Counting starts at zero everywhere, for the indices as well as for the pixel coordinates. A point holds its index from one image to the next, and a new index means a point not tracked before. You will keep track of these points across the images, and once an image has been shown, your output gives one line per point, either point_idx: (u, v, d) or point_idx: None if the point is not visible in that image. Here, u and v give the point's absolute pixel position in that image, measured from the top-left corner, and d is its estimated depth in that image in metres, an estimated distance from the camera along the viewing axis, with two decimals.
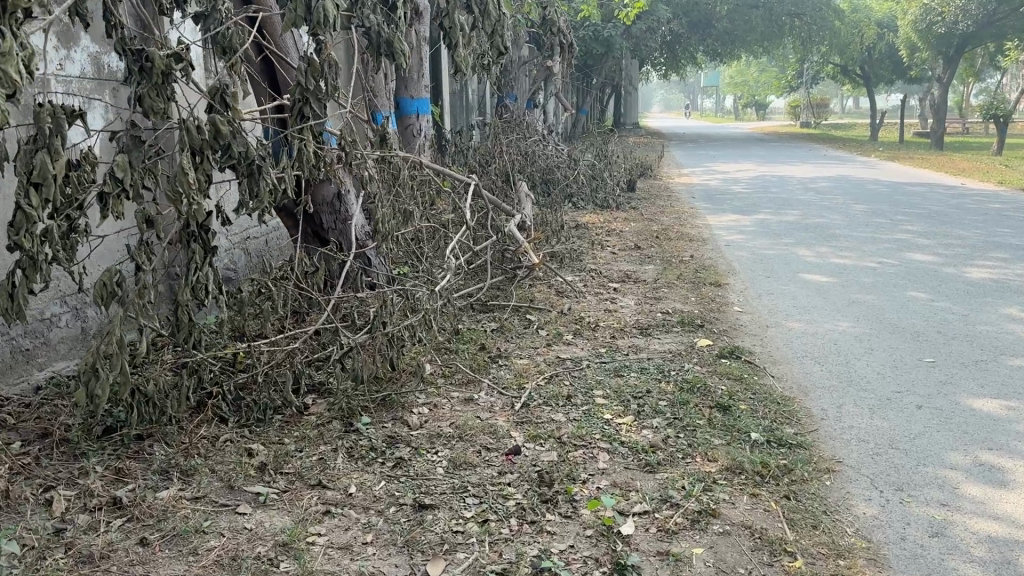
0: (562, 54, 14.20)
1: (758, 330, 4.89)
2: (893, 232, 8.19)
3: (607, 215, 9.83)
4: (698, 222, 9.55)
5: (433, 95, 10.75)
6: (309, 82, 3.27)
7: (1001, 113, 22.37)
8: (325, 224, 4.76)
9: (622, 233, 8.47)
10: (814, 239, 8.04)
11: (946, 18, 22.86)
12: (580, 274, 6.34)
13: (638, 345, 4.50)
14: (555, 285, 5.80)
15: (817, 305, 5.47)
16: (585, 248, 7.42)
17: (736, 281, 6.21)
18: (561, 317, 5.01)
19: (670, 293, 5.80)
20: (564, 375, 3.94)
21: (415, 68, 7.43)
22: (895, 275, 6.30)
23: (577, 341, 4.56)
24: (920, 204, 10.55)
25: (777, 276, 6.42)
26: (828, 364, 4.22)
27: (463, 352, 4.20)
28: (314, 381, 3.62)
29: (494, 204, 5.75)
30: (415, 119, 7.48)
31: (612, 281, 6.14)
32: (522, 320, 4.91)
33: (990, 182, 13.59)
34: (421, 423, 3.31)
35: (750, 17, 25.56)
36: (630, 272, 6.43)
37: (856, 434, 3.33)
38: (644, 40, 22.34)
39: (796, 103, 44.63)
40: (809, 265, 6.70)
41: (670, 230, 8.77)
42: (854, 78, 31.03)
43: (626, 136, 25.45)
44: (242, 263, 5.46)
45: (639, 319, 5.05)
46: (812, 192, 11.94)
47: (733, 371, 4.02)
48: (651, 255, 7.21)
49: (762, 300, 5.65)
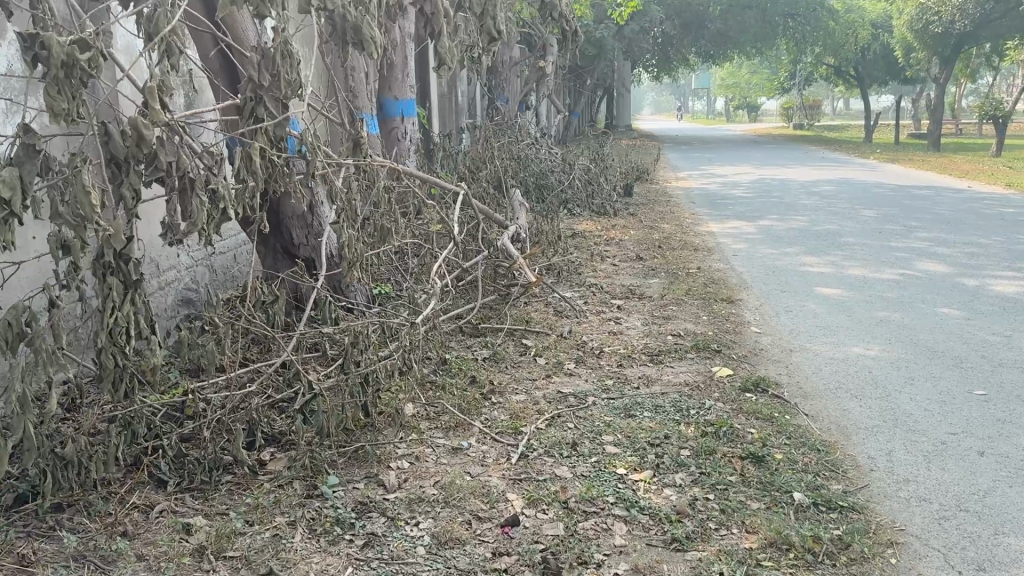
0: (554, 55, 13.71)
1: (781, 355, 4.38)
2: (911, 240, 7.69)
3: (604, 222, 9.32)
4: (700, 229, 9.04)
5: (421, 97, 10.24)
6: (262, 77, 2.80)
7: (1001, 113, 21.92)
8: (296, 240, 4.31)
9: (622, 242, 7.97)
10: (827, 247, 7.54)
11: (943, 18, 22.44)
12: (580, 290, 5.83)
13: (649, 375, 3.99)
14: (553, 303, 5.28)
15: (842, 324, 4.97)
16: (583, 260, 6.90)
17: (750, 297, 5.71)
18: (561, 342, 4.49)
19: (679, 311, 5.28)
20: (568, 415, 3.43)
21: (399, 67, 6.92)
22: (920, 287, 5.80)
23: (580, 371, 4.04)
24: (931, 208, 10.06)
25: (794, 290, 5.92)
26: (866, 399, 3.71)
27: (450, 388, 3.67)
28: (273, 431, 3.09)
29: (485, 214, 5.21)
30: (399, 121, 6.97)
31: (614, 298, 5.62)
32: (517, 346, 4.39)
33: (997, 185, 13.12)
34: (399, 483, 2.78)
35: (743, 17, 25.15)
36: (634, 287, 5.92)
37: (914, 491, 2.82)
38: (637, 41, 21.91)
39: (789, 105, 44.30)
40: (826, 277, 6.20)
41: (672, 239, 8.26)
42: (848, 79, 30.64)
43: (620, 140, 25.03)
44: (205, 281, 4.96)
45: (647, 343, 4.53)
46: (816, 197, 11.45)
47: (762, 409, 3.50)
48: (655, 267, 6.71)
49: (781, 319, 5.14)
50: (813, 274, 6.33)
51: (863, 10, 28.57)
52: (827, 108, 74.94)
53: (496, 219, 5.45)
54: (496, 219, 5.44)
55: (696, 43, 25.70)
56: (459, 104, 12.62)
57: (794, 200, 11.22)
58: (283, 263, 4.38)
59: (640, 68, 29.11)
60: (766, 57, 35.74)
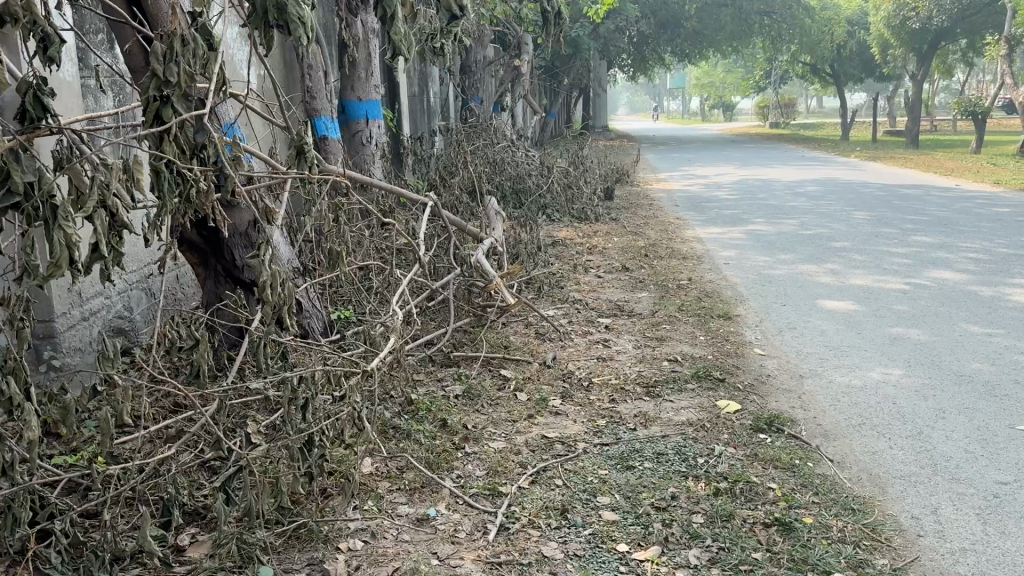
0: (529, 54, 13.21)
1: (791, 383, 3.90)
2: (911, 245, 7.26)
3: (585, 229, 8.82)
4: (686, 234, 8.58)
5: (391, 98, 9.70)
6: (166, 69, 2.18)
7: (980, 110, 21.73)
8: (239, 262, 3.81)
9: (605, 251, 7.49)
10: (823, 253, 7.11)
11: (920, 14, 22.27)
12: (562, 307, 5.33)
13: (646, 412, 3.48)
14: (534, 324, 4.76)
15: (853, 344, 4.50)
16: (565, 272, 6.38)
17: (747, 311, 5.24)
18: (544, 371, 3.97)
19: (672, 331, 4.78)
20: (555, 467, 2.91)
21: (363, 65, 6.39)
22: (930, 298, 5.36)
23: (567, 408, 3.52)
24: (923, 208, 9.69)
25: (794, 302, 5.45)
26: (895, 438, 3.23)
27: (417, 434, 3.13)
28: (196, 505, 2.60)
29: (457, 227, 4.69)
30: (363, 124, 6.42)
31: (601, 316, 5.12)
32: (494, 378, 3.87)
33: (986, 183, 12.76)
34: (350, 573, 2.28)
35: (719, 15, 24.86)
36: (621, 303, 5.42)
37: (974, 564, 2.33)
38: (613, 40, 21.50)
39: (764, 103, 44.22)
40: (828, 288, 5.73)
41: (658, 246, 7.80)
42: (824, 78, 30.51)
43: (598, 141, 24.65)
44: (140, 307, 4.44)
45: (641, 370, 4.04)
46: (803, 197, 11.06)
47: (780, 454, 3.01)
48: (641, 278, 6.24)
49: (785, 338, 4.66)
50: (814, 284, 5.86)
51: (839, 7, 28.37)
52: (801, 107, 75.10)
53: (470, 231, 4.93)
54: (470, 231, 4.92)
55: (672, 41, 25.36)
56: (431, 106, 12.09)
57: (781, 202, 10.79)
58: (226, 283, 3.88)
59: (615, 69, 28.78)
60: (742, 56, 35.53)
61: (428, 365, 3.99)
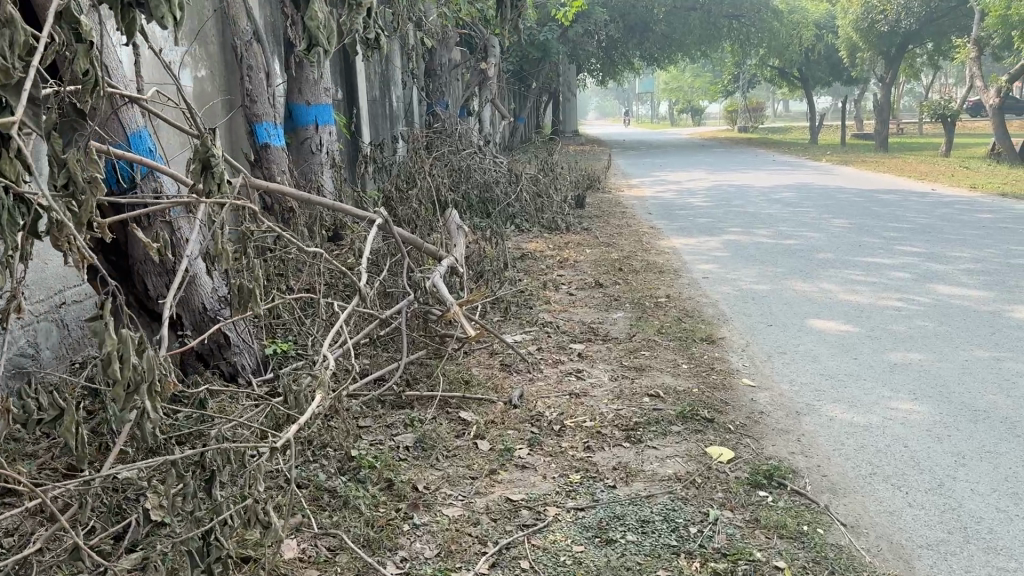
0: (496, 57, 12.75)
1: (787, 423, 3.46)
2: (897, 256, 6.90)
3: (555, 241, 8.35)
4: (661, 244, 8.18)
5: (350, 102, 9.19)
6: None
7: (950, 112, 21.67)
8: (154, 290, 3.34)
9: (576, 264, 7.05)
10: (807, 265, 6.73)
11: (888, 16, 22.21)
12: (531, 332, 4.85)
13: (627, 463, 3.01)
14: (499, 354, 4.28)
15: (851, 372, 4.07)
16: (534, 291, 5.90)
17: (732, 333, 4.82)
18: (510, 413, 3.48)
19: (652, 358, 4.32)
20: (521, 544, 2.44)
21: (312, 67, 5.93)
22: (927, 318, 4.96)
23: (535, 460, 3.04)
24: (903, 215, 9.38)
25: (781, 323, 5.04)
26: (913, 493, 2.80)
27: (355, 502, 2.64)
28: None
29: (413, 245, 4.19)
30: (312, 131, 5.93)
31: (574, 342, 4.66)
32: (451, 422, 3.37)
33: (962, 187, 12.54)
34: None
35: (688, 18, 24.59)
36: (596, 326, 4.97)
37: None
38: (582, 43, 21.11)
39: (733, 107, 44.22)
40: (816, 308, 5.33)
41: (633, 257, 7.38)
42: (793, 82, 30.49)
43: (567, 146, 24.26)
44: (51, 340, 3.90)
45: (620, 409, 3.58)
46: (780, 204, 10.72)
47: (785, 520, 2.56)
48: (616, 295, 5.80)
49: (775, 365, 4.23)
50: (800, 303, 5.46)
51: (807, 10, 28.25)
52: (770, 111, 75.53)
53: (427, 250, 4.46)
54: (427, 250, 4.45)
55: (642, 45, 25.06)
56: (394, 111, 11.56)
57: (757, 209, 10.42)
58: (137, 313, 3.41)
59: (583, 73, 28.45)
60: (712, 60, 35.38)
61: (376, 408, 3.49)
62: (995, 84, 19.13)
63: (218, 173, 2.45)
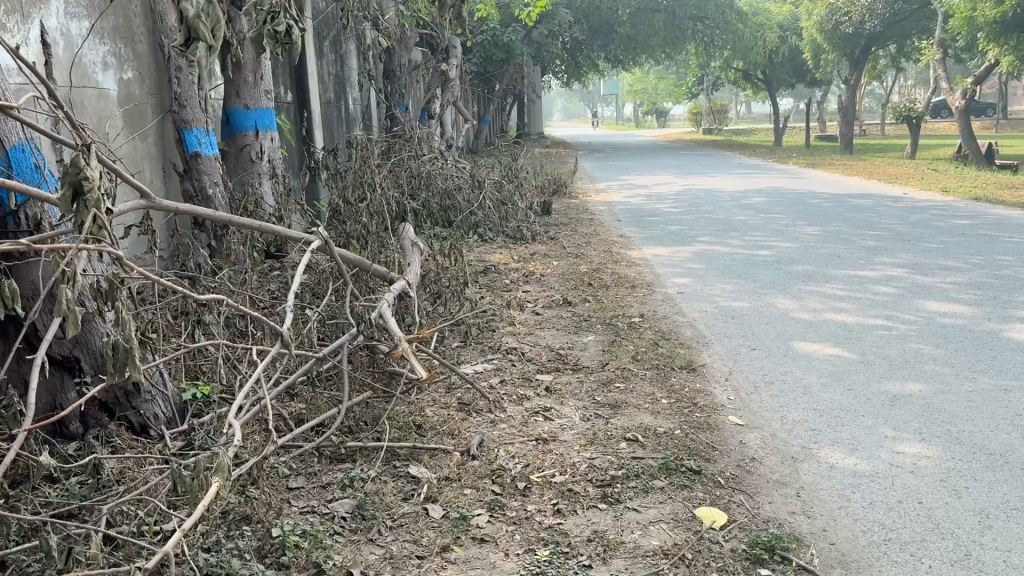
0: (457, 58, 12.28)
1: (784, 472, 3.04)
2: (878, 268, 6.57)
3: (519, 252, 7.90)
4: (632, 255, 7.77)
5: (301, 105, 8.66)
6: None
7: (914, 114, 21.67)
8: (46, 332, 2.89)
9: (543, 279, 6.60)
10: (787, 278, 6.36)
11: (853, 18, 22.17)
12: (493, 362, 4.39)
13: (604, 532, 2.57)
14: (456, 391, 3.80)
15: (847, 407, 3.68)
16: (497, 311, 5.44)
17: (713, 360, 4.40)
18: (467, 467, 3.01)
19: (627, 393, 3.88)
20: None
21: (250, 67, 5.45)
22: (921, 341, 4.60)
23: (496, 531, 2.58)
24: (879, 222, 9.08)
25: (764, 347, 4.64)
26: (940, 568, 2.39)
27: None
28: None
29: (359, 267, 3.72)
30: (251, 137, 5.45)
31: (541, 373, 4.21)
32: (397, 481, 2.89)
33: (934, 191, 12.34)
34: None
35: (653, 20, 24.33)
36: (564, 353, 4.52)
37: None
38: (547, 45, 20.70)
39: (698, 109, 44.16)
40: (801, 329, 4.95)
41: (603, 270, 6.95)
42: (757, 85, 30.45)
43: (533, 149, 23.80)
44: None
45: (593, 458, 3.12)
46: (751, 211, 10.39)
47: None
48: (586, 315, 5.36)
49: (763, 399, 3.82)
50: (783, 323, 5.07)
51: (771, 12, 28.23)
52: (733, 113, 76.11)
53: (376, 272, 3.99)
54: (376, 271, 3.98)
55: (607, 47, 24.73)
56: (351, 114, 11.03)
57: (728, 215, 10.08)
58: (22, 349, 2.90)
59: (548, 75, 28.05)
60: (676, 62, 35.29)
61: (310, 465, 3.01)
62: (960, 86, 19.17)
63: (92, 201, 1.97)
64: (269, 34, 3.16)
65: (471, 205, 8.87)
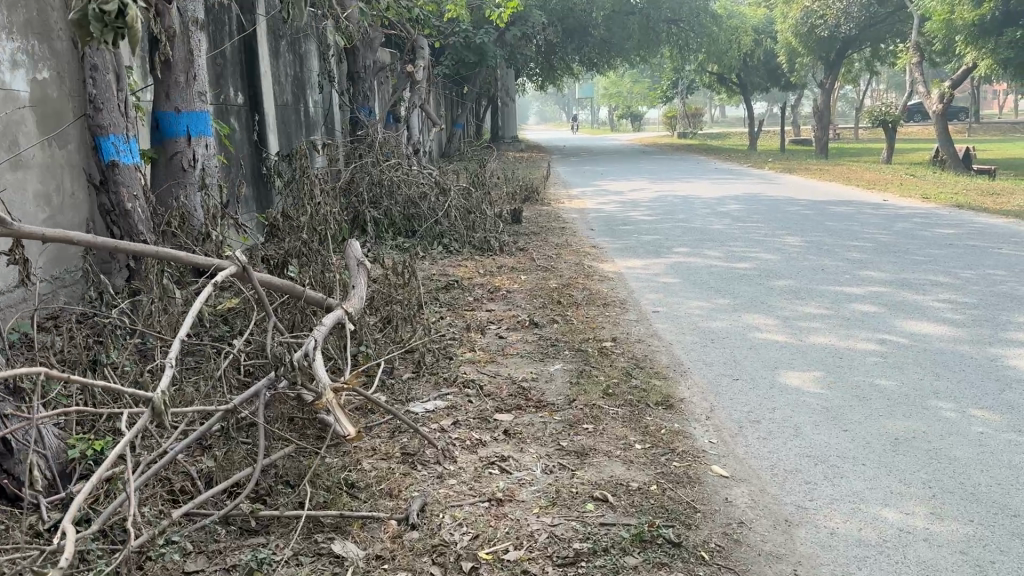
0: (425, 59, 11.78)
1: (780, 541, 2.61)
2: (865, 284, 6.18)
3: (486, 264, 7.43)
4: (605, 268, 7.32)
5: (253, 108, 8.14)
6: None
7: (890, 118, 21.44)
8: None
9: (509, 295, 6.13)
10: (770, 295, 5.94)
11: (828, 21, 21.91)
12: (446, 398, 3.90)
13: None
14: (401, 437, 3.32)
15: (845, 455, 3.26)
16: (456, 335, 4.95)
17: (693, 394, 3.95)
18: (405, 541, 2.54)
19: (597, 436, 3.42)
20: None
21: (182, 66, 4.94)
22: (919, 370, 4.18)
23: None
24: (862, 231, 8.70)
25: (748, 377, 4.21)
26: None
27: None
28: None
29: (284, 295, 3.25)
30: (182, 143, 4.93)
31: (500, 411, 3.72)
32: (319, 562, 2.43)
33: (915, 198, 12.00)
34: None
35: (628, 23, 23.90)
36: (528, 386, 4.04)
37: None
38: (519, 47, 20.20)
39: (673, 113, 43.94)
40: (788, 354, 4.53)
41: (573, 286, 6.48)
42: (731, 88, 30.21)
43: (506, 153, 23.31)
44: None
45: (553, 524, 2.66)
46: (729, 219, 9.98)
47: None
48: (553, 339, 4.90)
49: (750, 444, 3.39)
50: (768, 348, 4.65)
51: (745, 15, 28.02)
52: (708, 117, 76.32)
53: (310, 299, 3.50)
54: (309, 298, 3.49)
55: (581, 50, 24.32)
56: (311, 117, 10.48)
57: (705, 223, 9.68)
58: None
59: (522, 78, 27.61)
60: (651, 66, 35.02)
61: (214, 539, 2.54)
62: (937, 90, 19.03)
63: None
64: (92, 15, 1.83)
65: (435, 213, 8.38)
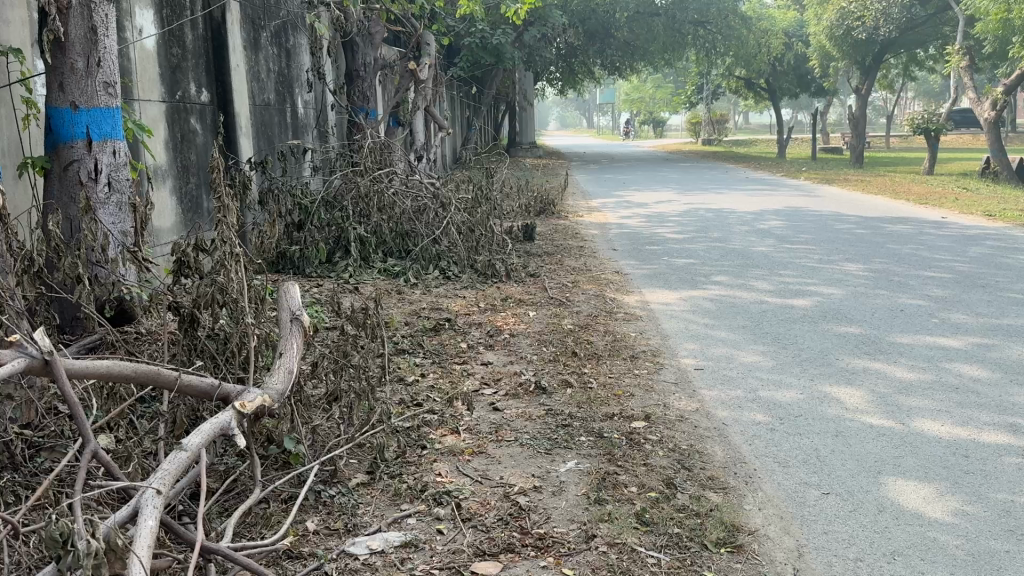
0: (430, 56, 10.52)
1: None
2: (962, 333, 4.88)
3: (486, 296, 6.18)
4: (630, 302, 6.07)
5: (220, 108, 6.97)
6: None
7: (934, 126, 19.74)
8: None
9: (513, 342, 4.88)
10: (845, 346, 4.66)
11: (866, 23, 20.46)
12: (407, 523, 2.69)
13: None
14: None
15: None
16: (435, 409, 3.70)
17: (772, 525, 2.68)
18: None
19: None
20: None
21: (81, 49, 3.72)
22: None
23: None
24: (936, 258, 7.36)
25: (844, 491, 2.92)
26: None
27: None
28: None
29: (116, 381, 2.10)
30: (70, 149, 3.74)
31: (483, 554, 2.49)
32: None
33: (980, 216, 10.57)
34: None
35: (652, 25, 22.53)
36: (527, 503, 2.81)
37: None
38: (538, 49, 18.93)
39: (697, 119, 42.47)
40: (893, 451, 3.24)
41: (593, 328, 5.23)
42: (759, 93, 28.76)
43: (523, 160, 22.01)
44: None
45: None
46: (773, 240, 8.64)
47: None
48: (567, 415, 3.64)
49: None
50: (861, 438, 3.37)
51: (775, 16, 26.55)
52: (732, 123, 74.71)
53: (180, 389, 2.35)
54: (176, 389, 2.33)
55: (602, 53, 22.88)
56: (300, 118, 9.30)
57: (745, 246, 8.36)
58: None
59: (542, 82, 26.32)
60: (676, 70, 33.46)
61: None
62: (988, 97, 17.48)
63: None
64: None
65: (432, 231, 7.06)
